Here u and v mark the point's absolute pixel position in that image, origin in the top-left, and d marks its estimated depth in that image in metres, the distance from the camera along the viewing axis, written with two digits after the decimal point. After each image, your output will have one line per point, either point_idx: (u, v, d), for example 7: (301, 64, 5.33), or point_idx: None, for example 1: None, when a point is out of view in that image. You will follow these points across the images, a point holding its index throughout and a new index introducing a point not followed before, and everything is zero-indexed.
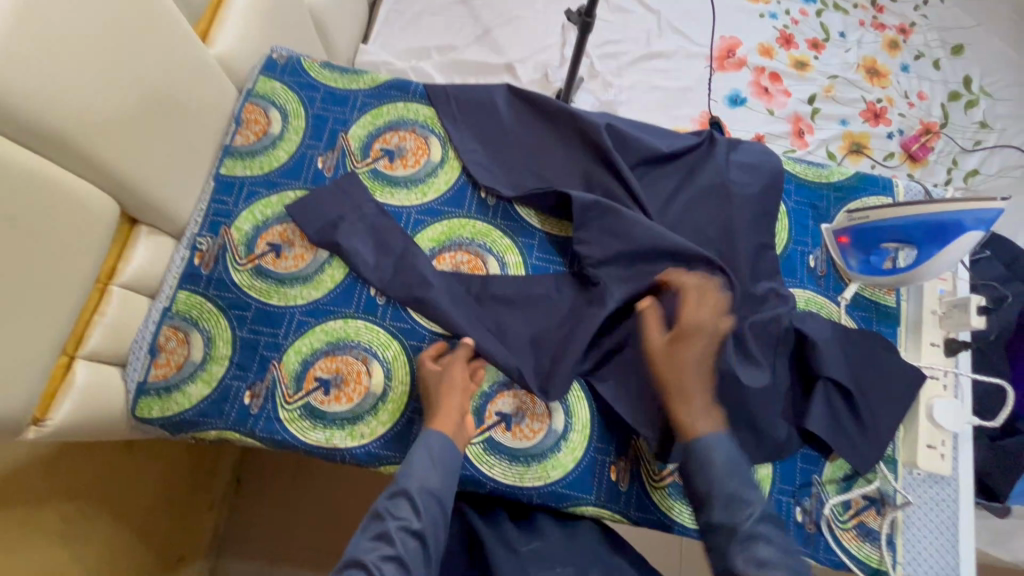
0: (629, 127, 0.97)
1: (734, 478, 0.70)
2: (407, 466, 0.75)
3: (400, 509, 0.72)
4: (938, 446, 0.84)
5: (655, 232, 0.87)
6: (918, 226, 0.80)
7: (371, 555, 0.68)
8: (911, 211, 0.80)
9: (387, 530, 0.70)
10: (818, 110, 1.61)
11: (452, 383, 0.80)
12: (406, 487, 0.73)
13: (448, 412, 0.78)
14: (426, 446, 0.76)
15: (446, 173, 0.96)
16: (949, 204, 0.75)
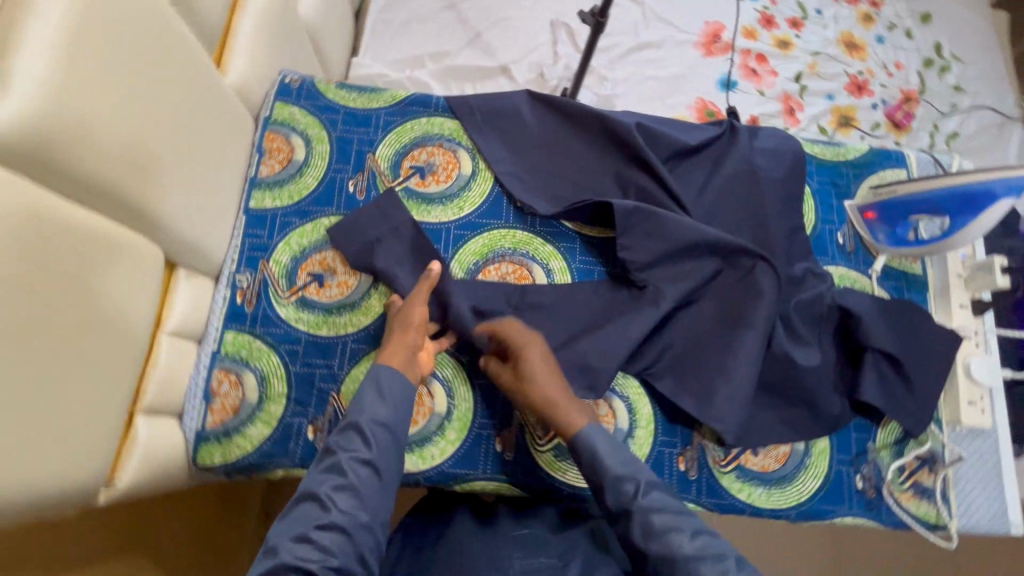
0: (654, 123, 0.98)
1: (615, 457, 0.72)
2: (358, 401, 0.73)
3: (352, 442, 0.69)
4: (977, 402, 0.89)
5: (697, 230, 0.88)
6: (950, 196, 0.85)
7: (322, 486, 0.66)
8: (944, 182, 0.85)
9: (339, 462, 0.67)
10: (805, 87, 1.65)
11: (411, 322, 0.80)
12: (358, 420, 0.71)
13: (404, 348, 0.78)
14: (375, 377, 0.75)
15: (479, 184, 0.96)
16: (981, 173, 0.81)
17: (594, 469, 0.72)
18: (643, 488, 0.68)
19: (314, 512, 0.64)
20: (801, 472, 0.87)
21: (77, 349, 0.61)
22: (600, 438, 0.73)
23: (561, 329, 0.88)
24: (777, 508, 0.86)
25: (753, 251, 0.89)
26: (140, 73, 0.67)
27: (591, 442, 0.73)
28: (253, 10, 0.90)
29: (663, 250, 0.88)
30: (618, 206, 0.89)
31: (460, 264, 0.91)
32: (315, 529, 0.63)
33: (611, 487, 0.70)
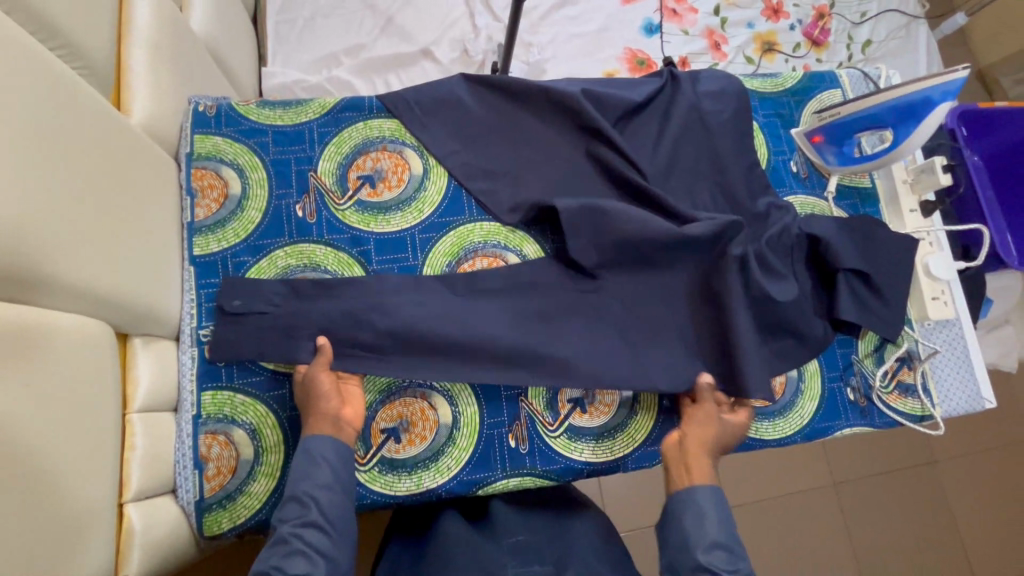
0: (597, 86, 0.96)
1: (718, 525, 0.70)
2: (293, 473, 0.70)
3: (291, 511, 0.67)
4: (940, 296, 0.95)
5: (646, 227, 0.85)
6: (890, 110, 0.87)
7: (265, 564, 0.63)
8: (883, 99, 0.86)
9: (282, 533, 0.65)
10: (726, 20, 1.66)
11: (320, 390, 0.75)
12: (296, 489, 0.68)
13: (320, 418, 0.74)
14: (305, 451, 0.72)
15: (434, 182, 0.92)
16: (918, 84, 0.83)
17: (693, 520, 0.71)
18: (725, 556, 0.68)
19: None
20: (799, 398, 0.91)
21: (42, 457, 0.55)
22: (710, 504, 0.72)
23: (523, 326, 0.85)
24: (784, 436, 0.90)
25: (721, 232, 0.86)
26: (33, 134, 0.58)
27: (698, 500, 0.73)
28: (143, 38, 0.80)
29: (620, 243, 0.86)
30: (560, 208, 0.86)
31: (433, 268, 0.88)
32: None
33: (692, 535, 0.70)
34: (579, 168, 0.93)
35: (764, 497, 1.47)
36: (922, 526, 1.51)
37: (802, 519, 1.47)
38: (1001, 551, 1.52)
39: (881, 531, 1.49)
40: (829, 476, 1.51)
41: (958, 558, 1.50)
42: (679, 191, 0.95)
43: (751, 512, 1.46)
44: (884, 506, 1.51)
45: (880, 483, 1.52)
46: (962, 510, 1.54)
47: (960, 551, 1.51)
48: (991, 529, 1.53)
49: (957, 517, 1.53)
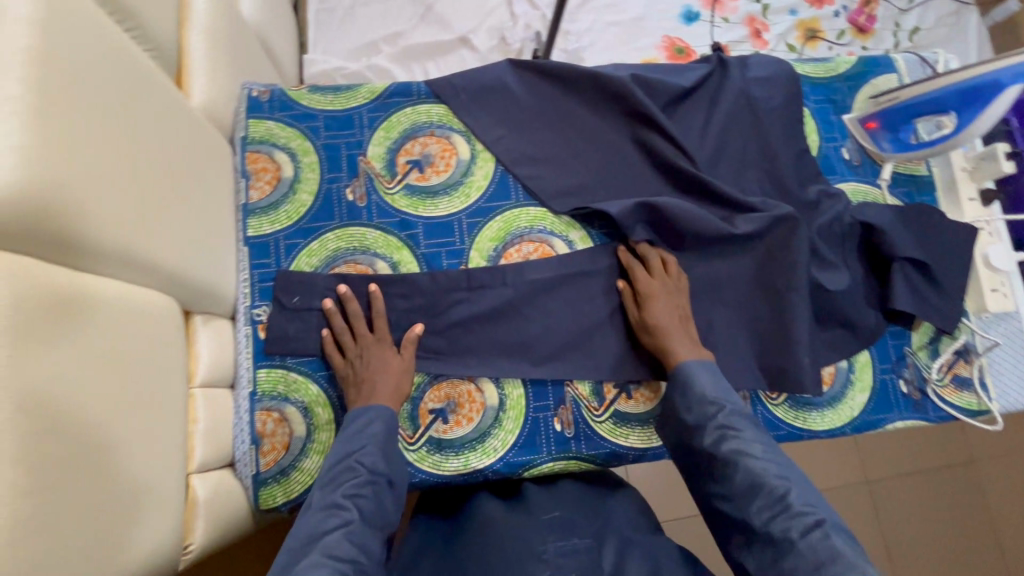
0: (645, 71, 0.95)
1: (712, 385, 0.74)
2: (359, 428, 0.73)
3: (368, 456, 0.69)
4: (1000, 288, 0.92)
5: (701, 216, 0.85)
6: (953, 96, 0.84)
7: (337, 496, 0.65)
8: (946, 83, 0.83)
9: (357, 476, 0.67)
10: (767, 7, 1.63)
11: (371, 349, 0.80)
12: (371, 442, 0.71)
13: (384, 379, 0.78)
14: (374, 411, 0.75)
15: (481, 167, 0.92)
16: (986, 67, 0.79)
17: (683, 392, 0.75)
18: (727, 420, 0.70)
19: (330, 517, 0.63)
20: (849, 389, 0.89)
21: (120, 419, 0.58)
22: (697, 373, 0.76)
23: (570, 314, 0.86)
24: (833, 427, 0.88)
25: (772, 219, 0.85)
26: (107, 111, 0.60)
27: (688, 374, 0.76)
28: (203, 24, 0.83)
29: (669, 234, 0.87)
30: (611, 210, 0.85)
31: (480, 253, 0.89)
32: (336, 535, 0.61)
33: (684, 407, 0.74)
34: (626, 153, 0.93)
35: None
36: (961, 526, 1.48)
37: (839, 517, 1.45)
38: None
39: (918, 531, 1.46)
40: (864, 474, 1.48)
41: (999, 561, 1.46)
42: (727, 177, 0.94)
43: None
44: (921, 506, 1.48)
45: (920, 482, 1.49)
46: (1004, 513, 1.49)
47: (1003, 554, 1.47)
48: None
49: (998, 519, 1.48)
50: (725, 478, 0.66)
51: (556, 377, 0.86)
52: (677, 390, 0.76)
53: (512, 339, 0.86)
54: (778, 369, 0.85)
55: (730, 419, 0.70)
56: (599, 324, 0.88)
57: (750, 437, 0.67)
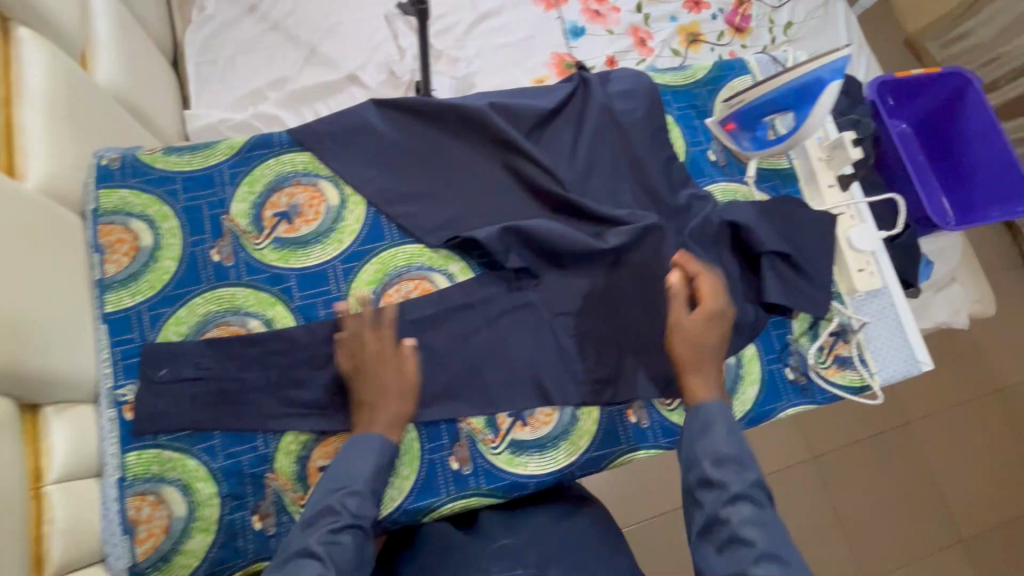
0: (505, 97, 0.95)
1: (730, 443, 0.70)
2: (347, 467, 0.75)
3: (349, 501, 0.72)
4: (866, 267, 0.97)
5: (570, 237, 0.86)
6: (787, 94, 0.90)
7: (314, 541, 0.67)
8: (779, 83, 0.89)
9: (337, 521, 0.70)
10: (649, 16, 1.68)
11: (373, 371, 0.80)
12: (353, 485, 0.73)
13: (387, 405, 0.79)
14: (372, 451, 0.76)
15: (352, 211, 0.91)
16: (808, 65, 0.85)
17: (704, 435, 0.72)
18: (739, 487, 0.67)
19: (305, 564, 0.65)
20: (740, 385, 0.91)
21: None
22: (719, 421, 0.72)
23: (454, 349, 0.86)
24: None
25: (640, 229, 0.87)
26: None
27: (708, 414, 0.73)
28: (40, 99, 0.77)
29: (538, 254, 0.88)
30: (480, 240, 0.85)
31: (359, 298, 0.87)
32: None
33: (693, 455, 0.71)
34: (498, 180, 0.93)
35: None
36: (903, 486, 1.56)
37: (790, 500, 1.49)
38: (976, 499, 1.58)
39: (862, 498, 1.53)
40: (809, 452, 1.54)
41: (938, 513, 1.56)
42: (601, 191, 0.95)
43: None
44: (865, 472, 1.55)
45: (860, 451, 1.56)
46: (936, 467, 1.59)
47: (941, 504, 1.56)
48: (963, 481, 1.59)
49: (934, 473, 1.58)
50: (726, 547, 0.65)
51: (448, 414, 0.84)
52: (692, 435, 0.73)
53: None
54: (664, 375, 0.87)
55: (744, 496, 0.66)
56: (488, 354, 0.87)
57: (760, 511, 0.66)
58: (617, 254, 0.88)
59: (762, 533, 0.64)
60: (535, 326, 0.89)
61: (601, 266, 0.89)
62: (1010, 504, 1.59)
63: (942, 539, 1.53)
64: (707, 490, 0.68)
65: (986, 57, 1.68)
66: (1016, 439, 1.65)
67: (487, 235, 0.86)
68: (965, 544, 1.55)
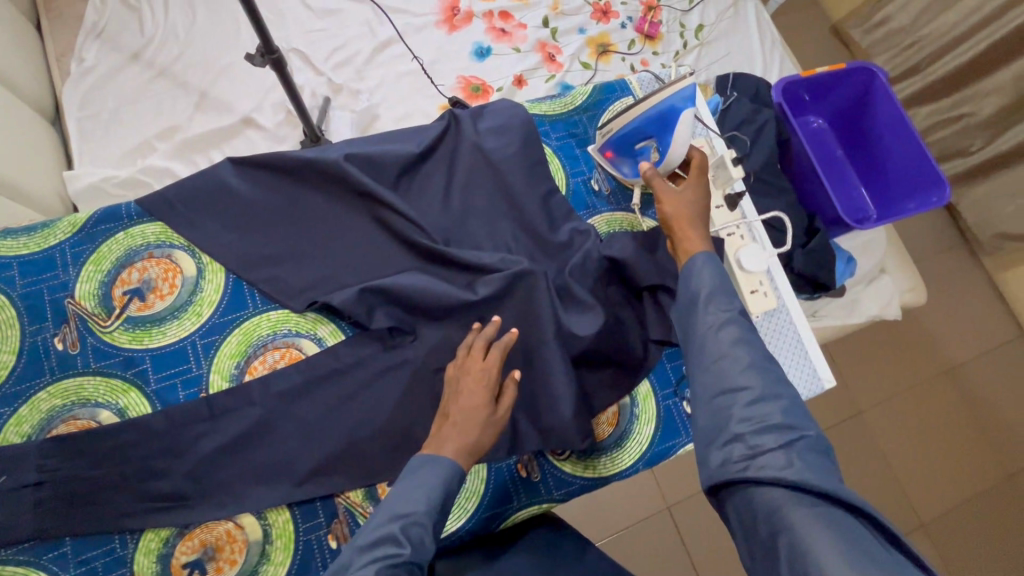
0: (369, 144, 0.91)
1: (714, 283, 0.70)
2: (411, 490, 0.65)
3: (411, 531, 0.61)
4: (758, 288, 0.94)
5: (438, 291, 0.83)
6: (647, 126, 0.87)
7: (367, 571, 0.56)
8: (638, 112, 0.86)
9: (393, 553, 0.59)
10: (556, 30, 1.64)
11: (460, 386, 0.75)
12: (415, 514, 0.62)
13: (462, 429, 0.71)
14: (436, 473, 0.66)
15: (210, 280, 0.85)
16: (661, 93, 0.83)
17: (686, 280, 0.73)
18: (732, 315, 0.67)
19: None
20: (635, 424, 0.88)
21: None
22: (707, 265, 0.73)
23: (326, 418, 0.82)
24: (625, 468, 0.86)
25: (511, 275, 0.83)
26: None
27: (695, 264, 0.74)
28: None
29: (408, 311, 0.84)
30: (336, 306, 0.81)
31: (220, 374, 0.82)
32: None
33: (687, 293, 0.71)
34: (366, 233, 0.89)
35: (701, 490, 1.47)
36: (858, 474, 1.54)
37: None
38: (938, 481, 1.54)
39: None
40: None
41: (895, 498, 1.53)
42: (478, 234, 0.91)
43: (690, 508, 1.46)
44: None
45: None
46: (893, 452, 1.56)
47: (899, 490, 1.53)
48: (923, 465, 1.56)
49: (889, 458, 1.55)
50: (713, 364, 0.64)
51: (322, 490, 0.80)
52: (682, 278, 0.73)
53: (269, 459, 0.80)
54: (550, 425, 0.83)
55: (740, 340, 0.65)
56: (363, 420, 0.82)
57: (747, 334, 0.66)
58: (491, 302, 0.84)
59: (764, 381, 0.62)
60: (412, 384, 0.84)
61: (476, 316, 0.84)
62: (974, 482, 1.55)
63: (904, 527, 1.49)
64: (703, 316, 0.68)
65: (908, 41, 1.64)
66: (975, 416, 1.61)
67: (343, 300, 0.81)
68: (925, 528, 1.51)
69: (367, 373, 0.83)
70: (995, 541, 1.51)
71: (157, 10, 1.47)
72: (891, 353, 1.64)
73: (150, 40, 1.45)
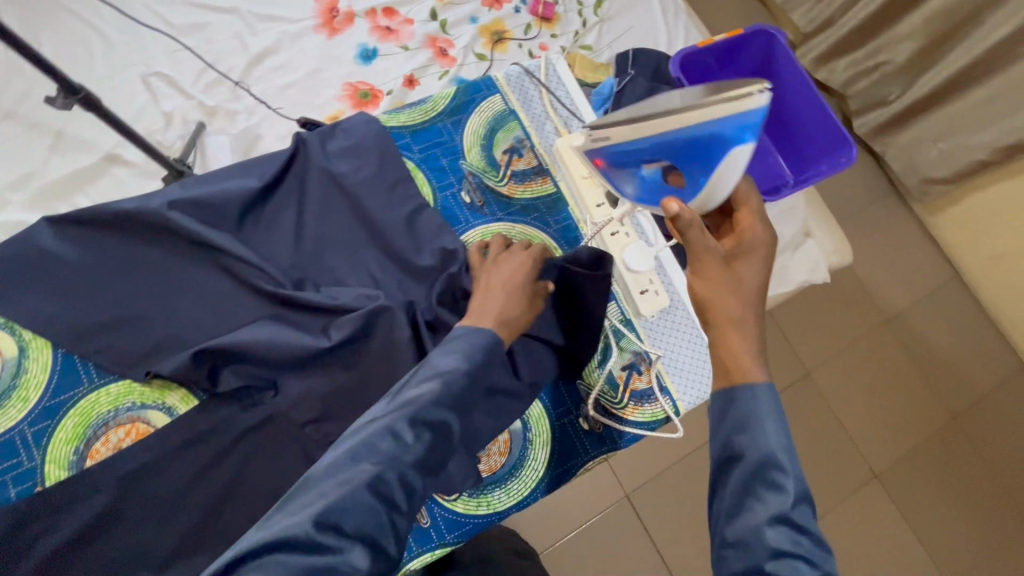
0: (202, 183, 0.82)
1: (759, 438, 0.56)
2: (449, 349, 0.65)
3: (447, 382, 0.62)
4: (648, 287, 0.89)
5: (288, 341, 0.76)
6: (670, 146, 0.66)
7: (400, 415, 0.58)
8: (662, 127, 0.65)
9: (428, 402, 0.60)
10: (445, 22, 1.55)
11: (500, 271, 0.77)
12: (448, 374, 0.62)
13: (504, 300, 0.73)
14: (472, 340, 0.66)
15: (35, 359, 0.77)
16: (708, 110, 0.61)
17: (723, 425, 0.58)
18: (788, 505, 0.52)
19: (379, 442, 0.56)
20: (529, 449, 0.83)
21: None
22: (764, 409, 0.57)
23: (184, 495, 0.74)
24: (521, 498, 0.81)
25: (368, 313, 0.77)
26: None
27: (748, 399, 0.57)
28: None
29: (260, 367, 0.77)
30: (168, 373, 0.75)
31: (56, 463, 0.74)
32: (382, 460, 0.55)
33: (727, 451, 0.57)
34: (210, 284, 0.80)
35: (657, 473, 1.39)
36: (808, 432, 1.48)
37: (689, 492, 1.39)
38: (885, 427, 1.50)
39: None
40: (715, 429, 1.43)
41: (848, 454, 1.47)
42: (336, 269, 0.83)
43: (648, 494, 1.38)
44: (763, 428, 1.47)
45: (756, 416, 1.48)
46: (840, 408, 1.51)
47: (848, 444, 1.48)
48: (869, 415, 1.51)
49: (836, 412, 1.50)
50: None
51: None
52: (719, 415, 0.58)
53: (121, 550, 0.72)
54: None
55: (793, 543, 0.51)
56: (224, 492, 0.75)
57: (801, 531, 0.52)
58: (352, 346, 0.78)
59: None
60: (276, 446, 0.77)
61: (338, 362, 0.78)
62: (918, 429, 1.51)
63: (854, 481, 1.45)
64: (751, 497, 0.53)
65: None
66: (914, 356, 1.57)
67: (174, 367, 0.75)
68: (879, 481, 1.46)
69: (224, 439, 0.76)
70: (945, 488, 1.47)
71: None
72: (833, 312, 1.59)
73: None
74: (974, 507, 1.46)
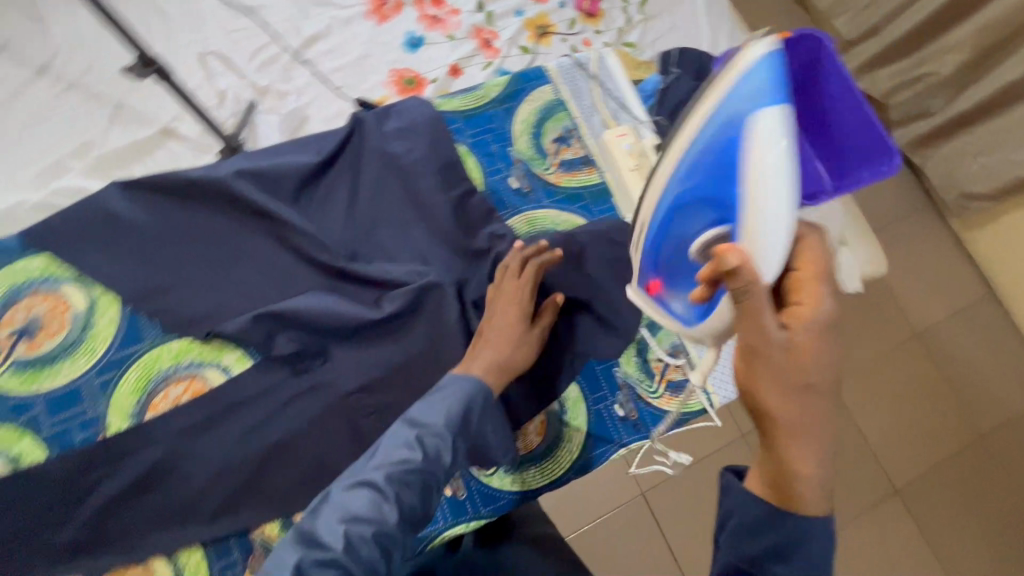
0: (267, 157, 0.86)
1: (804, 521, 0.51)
2: (430, 401, 0.64)
3: (427, 438, 0.61)
4: None
5: (338, 312, 0.80)
6: (699, 173, 0.60)
7: (377, 473, 0.58)
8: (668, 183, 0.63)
9: (407, 458, 0.59)
10: (492, 14, 1.57)
11: (494, 309, 0.77)
12: (427, 430, 0.61)
13: (495, 345, 0.73)
14: (456, 389, 0.65)
15: (102, 314, 0.81)
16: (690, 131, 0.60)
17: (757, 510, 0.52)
18: None
19: (354, 498, 0.56)
20: (564, 431, 0.85)
21: None
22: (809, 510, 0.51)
23: (234, 451, 0.77)
24: (555, 478, 0.83)
25: (417, 290, 0.80)
26: None
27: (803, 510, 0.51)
28: None
29: (311, 334, 0.81)
30: (226, 333, 0.79)
31: (119, 413, 0.78)
32: (354, 521, 0.55)
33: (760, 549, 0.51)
34: (268, 251, 0.84)
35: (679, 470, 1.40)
36: None
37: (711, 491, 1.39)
38: (908, 441, 1.49)
39: None
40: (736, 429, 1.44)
41: (870, 466, 1.46)
42: (387, 245, 0.86)
43: (669, 490, 1.39)
44: None
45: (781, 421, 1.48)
46: (863, 420, 1.50)
47: (870, 457, 1.47)
48: (893, 428, 1.49)
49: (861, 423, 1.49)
50: None
51: (230, 529, 0.75)
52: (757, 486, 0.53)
53: (174, 499, 0.75)
54: None
55: None
56: (272, 451, 0.78)
57: None
58: (399, 321, 0.81)
59: None
60: (323, 411, 0.79)
61: (386, 335, 0.81)
62: (943, 444, 1.49)
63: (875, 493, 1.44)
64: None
65: None
66: (942, 370, 1.55)
67: (234, 328, 0.79)
68: (900, 496, 1.44)
69: (275, 400, 0.79)
70: (964, 509, 1.45)
71: (64, 18, 1.38)
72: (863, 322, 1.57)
73: (59, 51, 1.36)
74: (995, 527, 1.44)
